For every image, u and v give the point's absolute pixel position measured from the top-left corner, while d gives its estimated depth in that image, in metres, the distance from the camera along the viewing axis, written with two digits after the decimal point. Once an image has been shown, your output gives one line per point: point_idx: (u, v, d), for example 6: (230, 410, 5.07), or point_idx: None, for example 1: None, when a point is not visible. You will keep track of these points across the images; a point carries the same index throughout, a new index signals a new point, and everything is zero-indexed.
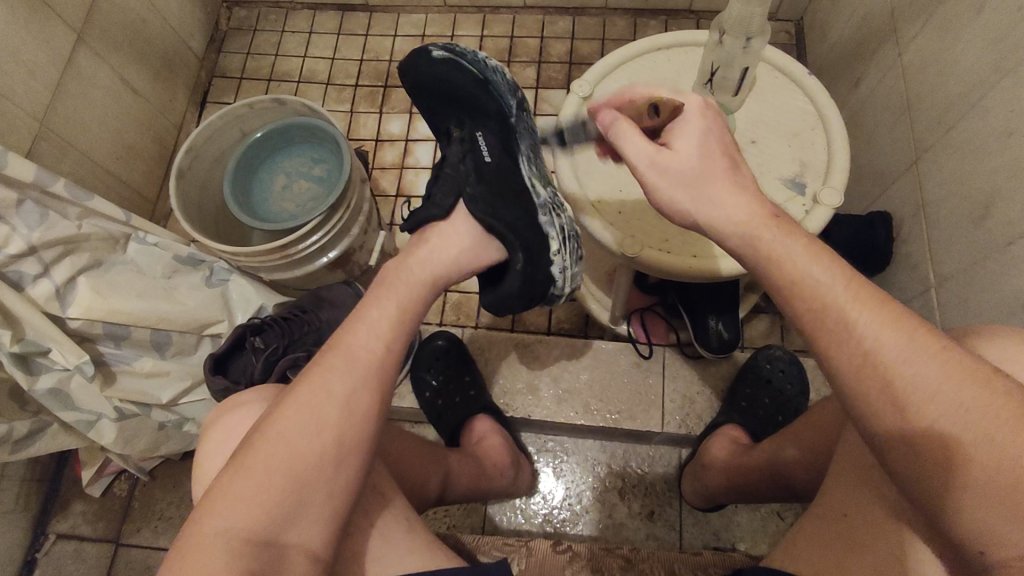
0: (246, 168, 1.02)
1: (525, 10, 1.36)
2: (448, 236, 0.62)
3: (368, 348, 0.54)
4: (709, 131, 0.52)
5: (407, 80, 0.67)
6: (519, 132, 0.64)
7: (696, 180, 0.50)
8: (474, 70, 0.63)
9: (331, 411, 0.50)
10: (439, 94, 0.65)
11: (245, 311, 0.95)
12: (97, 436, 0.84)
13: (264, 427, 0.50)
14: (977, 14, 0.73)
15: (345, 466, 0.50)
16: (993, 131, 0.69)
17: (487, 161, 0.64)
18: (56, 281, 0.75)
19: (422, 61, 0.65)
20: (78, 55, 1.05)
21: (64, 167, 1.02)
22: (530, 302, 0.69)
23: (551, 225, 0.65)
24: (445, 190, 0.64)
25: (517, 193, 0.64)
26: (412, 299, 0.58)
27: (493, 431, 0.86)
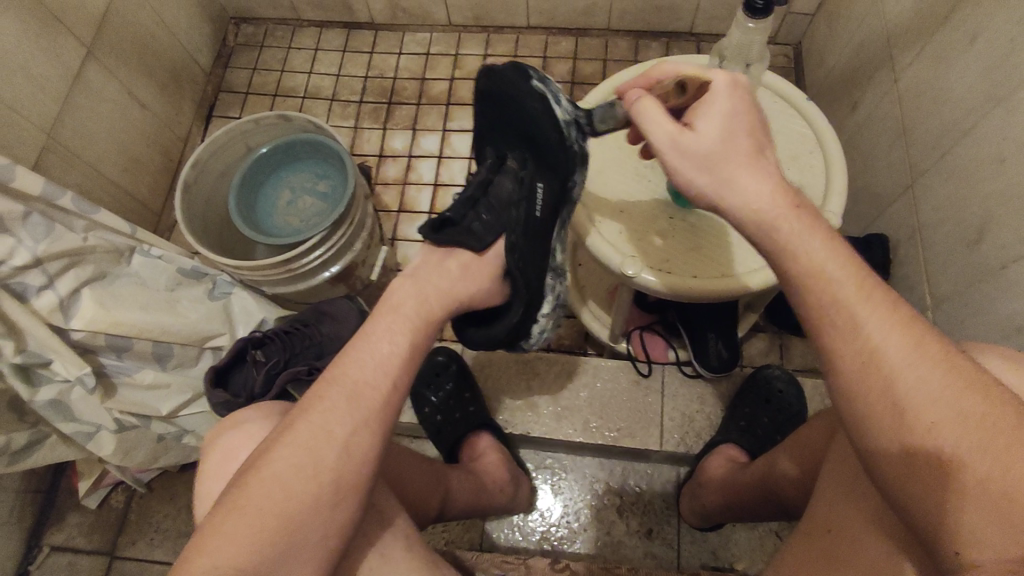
0: (253, 183, 1.03)
1: (528, 30, 1.38)
2: (473, 272, 0.63)
3: (369, 384, 0.53)
4: (736, 111, 0.50)
5: (494, 85, 0.63)
6: (572, 204, 0.65)
7: (713, 164, 0.49)
8: (563, 122, 0.60)
9: (329, 450, 0.50)
10: (516, 118, 0.63)
11: (246, 325, 0.96)
12: (96, 448, 0.84)
13: (262, 460, 0.50)
14: (970, 43, 0.75)
15: (338, 509, 0.50)
16: (989, 156, 0.70)
17: (537, 217, 0.63)
18: (60, 292, 0.75)
19: (521, 81, 0.60)
20: (88, 70, 1.06)
21: (69, 179, 1.03)
22: (502, 346, 0.71)
23: (551, 289, 0.69)
24: (489, 226, 0.64)
25: (542, 256, 0.66)
26: (418, 336, 0.57)
27: (493, 447, 0.87)
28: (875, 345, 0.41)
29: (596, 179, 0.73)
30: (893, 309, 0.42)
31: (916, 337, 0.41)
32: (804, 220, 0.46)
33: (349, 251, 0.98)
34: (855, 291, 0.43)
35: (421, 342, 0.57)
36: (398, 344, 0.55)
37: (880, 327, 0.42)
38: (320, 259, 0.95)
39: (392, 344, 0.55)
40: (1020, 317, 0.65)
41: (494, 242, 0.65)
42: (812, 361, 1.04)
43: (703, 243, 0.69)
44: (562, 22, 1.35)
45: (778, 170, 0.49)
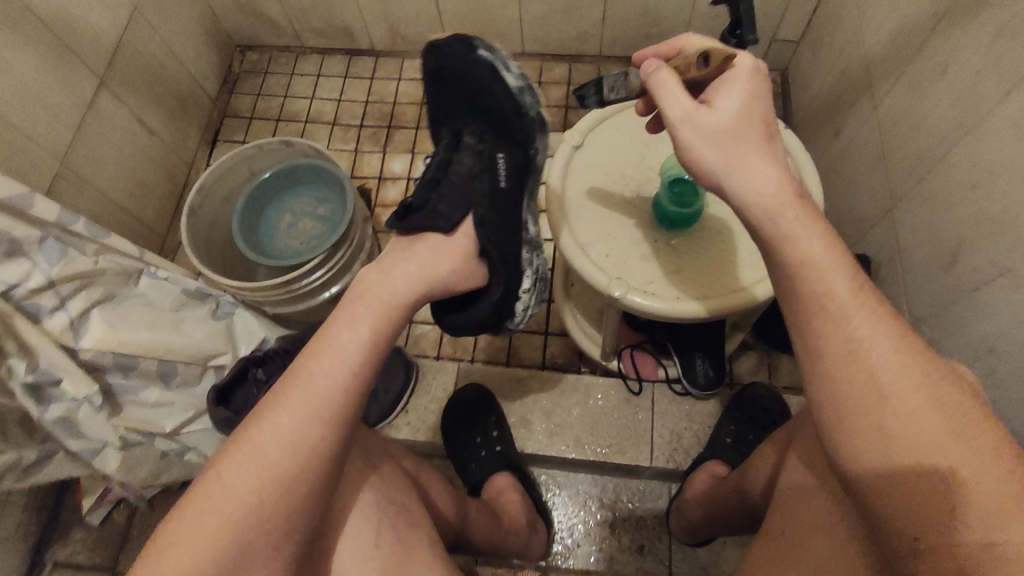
0: (255, 207, 1.07)
1: (524, 57, 1.43)
2: (441, 251, 0.65)
3: (321, 382, 0.54)
4: (753, 94, 0.53)
5: (444, 67, 0.73)
6: (531, 171, 0.74)
7: (727, 137, 0.52)
8: (512, 88, 0.70)
9: (281, 446, 0.52)
10: (469, 90, 0.72)
11: (247, 344, 1.00)
12: (102, 463, 0.84)
13: (221, 460, 0.52)
14: (940, 74, 0.78)
15: (291, 503, 0.52)
16: (959, 182, 0.74)
17: (502, 184, 0.70)
18: (71, 313, 0.78)
19: (469, 55, 0.71)
20: (100, 98, 1.11)
21: (79, 203, 1.07)
22: (485, 330, 0.74)
23: (528, 263, 0.74)
24: (453, 203, 0.68)
25: (512, 225, 0.71)
26: (378, 330, 0.58)
27: (511, 487, 0.89)
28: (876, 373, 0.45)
29: (583, 205, 0.76)
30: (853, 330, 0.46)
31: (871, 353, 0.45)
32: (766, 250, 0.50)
33: (347, 273, 1.02)
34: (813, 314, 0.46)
35: (381, 338, 0.58)
36: (355, 340, 0.56)
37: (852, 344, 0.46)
38: (320, 280, 0.98)
39: (349, 340, 0.56)
40: (992, 336, 0.68)
41: (461, 223, 0.68)
42: (800, 378, 1.06)
43: (685, 265, 0.72)
44: (556, 49, 1.39)
45: (785, 159, 0.53)
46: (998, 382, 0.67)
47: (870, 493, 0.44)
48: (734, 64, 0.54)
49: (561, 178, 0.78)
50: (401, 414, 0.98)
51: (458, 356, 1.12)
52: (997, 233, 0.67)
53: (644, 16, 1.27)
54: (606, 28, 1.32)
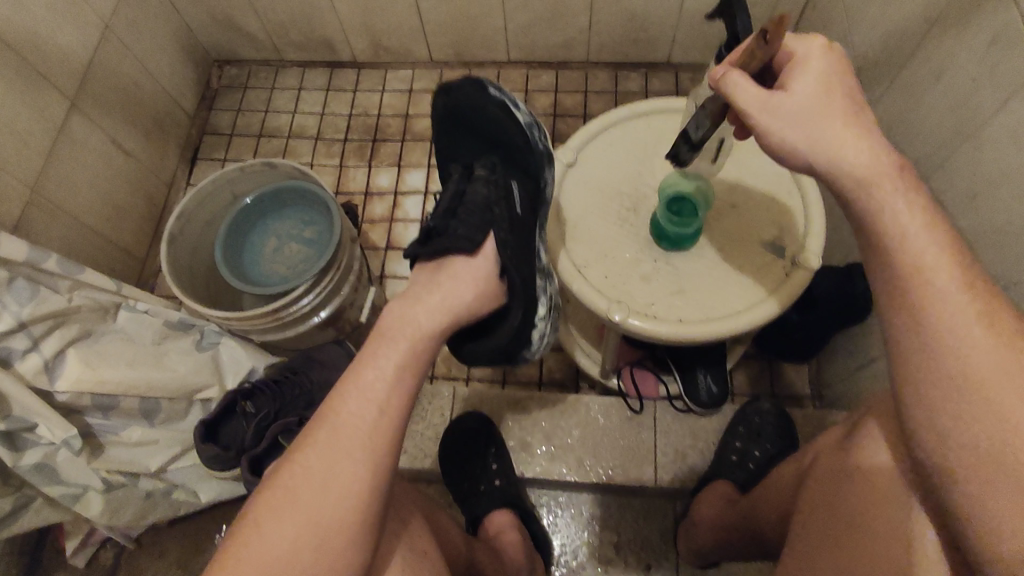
0: (239, 233, 1.03)
1: (510, 65, 1.40)
2: (463, 274, 0.61)
3: (354, 420, 0.54)
4: (828, 72, 0.53)
5: (455, 105, 0.71)
6: (543, 202, 0.71)
7: (806, 120, 0.51)
8: (523, 122, 0.68)
9: (319, 488, 0.52)
10: (482, 128, 0.70)
11: (235, 375, 0.96)
12: (83, 509, 0.82)
13: (261, 506, 0.53)
14: (935, 82, 0.76)
15: (331, 545, 0.52)
16: (959, 191, 0.71)
17: (518, 212, 0.67)
18: (45, 354, 0.75)
19: (479, 93, 0.69)
20: (71, 121, 1.06)
21: (54, 232, 1.03)
22: (499, 360, 0.70)
23: (543, 290, 0.69)
24: (475, 225, 0.64)
25: (530, 249, 0.67)
26: (407, 364, 0.57)
27: (512, 524, 0.86)
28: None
29: (581, 225, 0.74)
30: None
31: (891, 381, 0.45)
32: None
33: (337, 296, 0.99)
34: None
35: (410, 370, 0.57)
36: (383, 375, 0.56)
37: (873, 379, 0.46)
38: (309, 305, 0.95)
39: (376, 375, 0.56)
40: None
41: (483, 242, 0.64)
42: (802, 387, 1.04)
43: (688, 285, 0.70)
44: (542, 56, 1.37)
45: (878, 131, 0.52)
46: None
47: None
48: (802, 46, 0.54)
49: (555, 197, 0.75)
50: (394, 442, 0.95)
51: (453, 375, 1.10)
52: (1001, 243, 0.65)
53: (631, 22, 1.25)
54: (593, 34, 1.29)
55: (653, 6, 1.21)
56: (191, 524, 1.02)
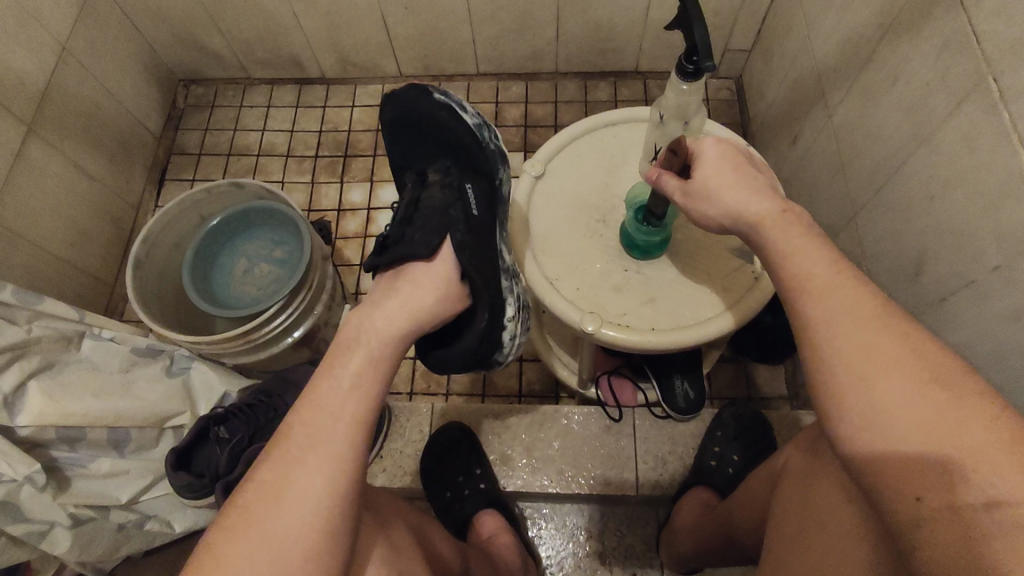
0: (207, 255, 1.02)
1: (479, 77, 1.40)
2: (420, 281, 0.62)
3: (310, 430, 0.53)
4: (723, 152, 0.58)
5: (399, 110, 0.71)
6: (502, 199, 0.69)
7: (707, 195, 0.57)
8: (470, 123, 0.67)
9: (274, 501, 0.51)
10: (428, 130, 0.70)
11: (207, 401, 0.94)
12: (50, 547, 0.79)
13: (216, 524, 0.52)
14: (891, 85, 0.78)
15: (287, 561, 0.50)
16: (918, 193, 0.73)
17: (475, 212, 0.66)
18: (4, 388, 0.72)
19: (422, 96, 0.69)
20: (28, 146, 1.04)
21: (13, 260, 1.00)
22: (473, 366, 0.69)
23: (510, 291, 0.67)
24: (429, 231, 0.65)
25: (491, 250, 0.66)
26: (365, 371, 0.56)
27: (502, 528, 0.87)
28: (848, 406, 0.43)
29: (550, 237, 0.74)
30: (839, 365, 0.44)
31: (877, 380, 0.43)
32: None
33: (310, 315, 0.98)
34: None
35: (369, 377, 0.56)
36: (339, 383, 0.55)
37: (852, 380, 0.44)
38: (281, 326, 0.94)
39: (333, 384, 0.55)
40: (962, 347, 0.67)
41: (441, 246, 0.64)
42: (777, 388, 1.05)
43: (659, 293, 0.70)
44: (511, 68, 1.37)
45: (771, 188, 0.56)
46: None
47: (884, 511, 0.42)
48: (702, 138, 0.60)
49: (524, 209, 0.75)
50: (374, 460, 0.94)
51: (432, 390, 1.09)
52: (958, 243, 0.66)
53: (597, 32, 1.26)
54: (560, 45, 1.30)
55: (617, 17, 1.22)
56: (167, 555, 0.99)
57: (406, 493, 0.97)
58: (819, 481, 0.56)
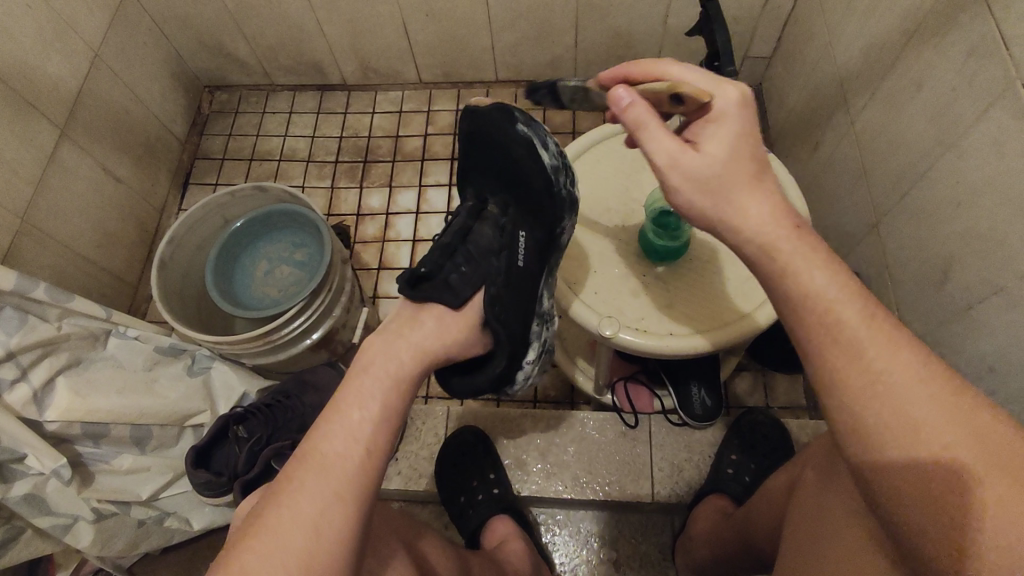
0: (228, 256, 1.04)
1: (498, 84, 1.41)
2: (448, 324, 0.61)
3: (344, 461, 0.50)
4: (740, 132, 0.51)
5: (480, 129, 0.66)
6: (557, 251, 0.67)
7: (717, 189, 0.50)
8: (550, 167, 0.64)
9: (313, 535, 0.47)
10: (501, 162, 0.66)
11: (227, 399, 0.95)
12: (74, 540, 0.79)
13: (244, 557, 0.47)
14: (915, 91, 0.77)
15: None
16: (945, 200, 0.72)
17: (519, 263, 0.64)
18: (34, 383, 0.74)
19: (507, 124, 0.64)
20: (61, 150, 1.07)
21: (44, 259, 1.03)
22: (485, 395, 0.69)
23: (537, 336, 0.68)
24: (467, 277, 0.63)
25: (528, 302, 0.65)
26: (392, 399, 0.54)
27: (513, 534, 0.86)
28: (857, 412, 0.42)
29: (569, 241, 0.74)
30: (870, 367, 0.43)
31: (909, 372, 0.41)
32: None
33: (328, 317, 0.99)
34: (836, 349, 0.43)
35: (395, 408, 0.54)
36: (371, 412, 0.53)
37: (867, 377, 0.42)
38: (301, 327, 0.95)
39: (363, 414, 0.52)
40: (990, 355, 0.65)
41: (471, 296, 0.63)
42: (796, 398, 1.04)
43: (676, 300, 0.70)
44: (530, 75, 1.38)
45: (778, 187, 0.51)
46: (1002, 404, 0.63)
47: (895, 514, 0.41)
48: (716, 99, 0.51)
49: None
50: (392, 463, 0.95)
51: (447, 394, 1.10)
52: (987, 249, 0.65)
53: (616, 40, 1.27)
54: (579, 52, 1.31)
55: (636, 24, 1.22)
56: (185, 552, 1.00)
57: (420, 496, 0.97)
58: (833, 488, 0.55)
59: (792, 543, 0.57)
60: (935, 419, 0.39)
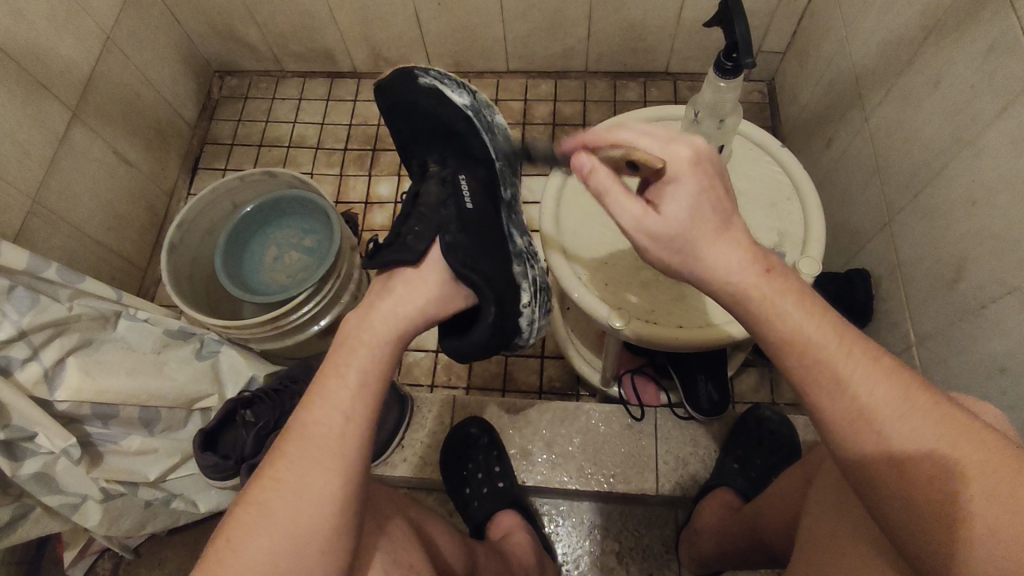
0: (239, 240, 1.04)
1: (509, 74, 1.40)
2: (415, 283, 0.58)
3: (323, 428, 0.50)
4: (703, 186, 0.48)
5: (392, 102, 0.68)
6: (501, 185, 0.68)
7: (687, 246, 0.48)
8: (466, 111, 0.66)
9: (295, 500, 0.48)
10: (420, 122, 0.67)
11: (235, 383, 0.96)
12: (83, 519, 0.81)
13: (235, 522, 0.49)
14: (933, 88, 0.77)
15: (311, 557, 0.48)
16: (959, 198, 0.71)
17: (468, 206, 0.64)
18: (45, 363, 0.74)
19: (413, 85, 0.67)
20: (73, 131, 1.07)
21: (55, 240, 1.03)
22: (493, 351, 0.67)
23: (523, 275, 0.67)
24: (423, 234, 0.61)
25: (494, 241, 0.64)
26: (373, 365, 0.53)
27: (519, 526, 0.86)
28: (870, 405, 0.42)
29: (579, 234, 0.74)
30: (875, 358, 0.43)
31: (907, 379, 0.42)
32: (770, 292, 0.46)
33: (337, 305, 0.99)
34: (837, 342, 0.44)
35: (374, 372, 0.53)
36: (349, 381, 0.52)
37: (868, 375, 0.43)
38: (309, 314, 0.95)
39: (341, 383, 0.52)
40: (1000, 355, 0.65)
41: (430, 250, 0.61)
42: None
43: (686, 291, 0.70)
44: (541, 65, 1.37)
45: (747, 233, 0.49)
46: (1011, 402, 0.63)
47: (893, 513, 0.41)
48: (675, 156, 0.49)
49: (555, 205, 0.76)
50: (398, 450, 0.95)
51: (453, 383, 1.11)
52: (1000, 249, 0.65)
53: (628, 32, 1.26)
54: (591, 43, 1.30)
55: (650, 16, 1.21)
56: (191, 535, 1.01)
57: (425, 484, 0.98)
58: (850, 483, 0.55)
59: (806, 541, 0.57)
60: (931, 431, 0.40)
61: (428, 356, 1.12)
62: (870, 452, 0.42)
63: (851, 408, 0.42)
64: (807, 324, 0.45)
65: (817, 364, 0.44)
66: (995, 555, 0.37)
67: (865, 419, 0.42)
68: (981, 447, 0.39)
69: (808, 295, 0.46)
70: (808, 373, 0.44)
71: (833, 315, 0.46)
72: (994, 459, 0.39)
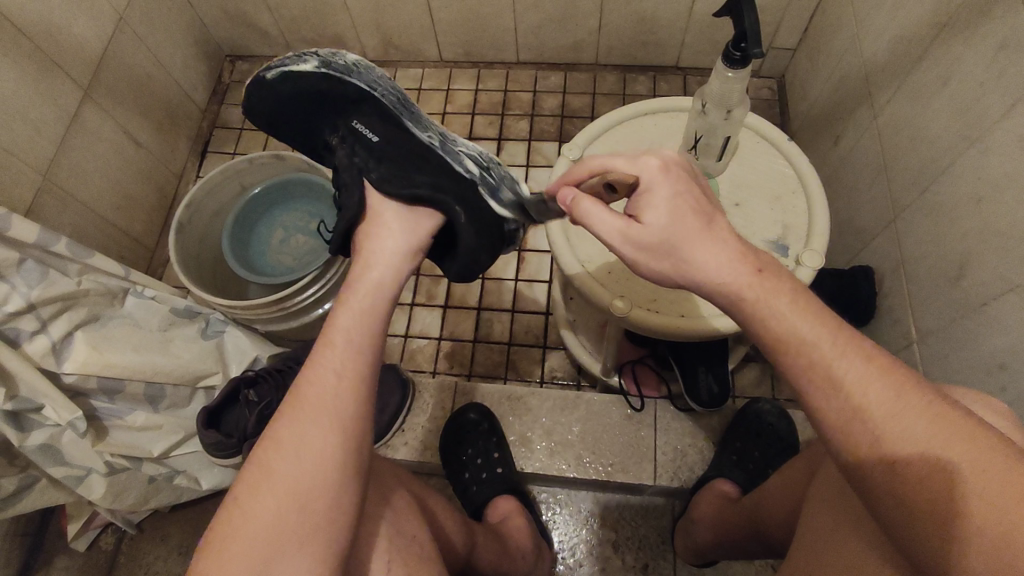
0: (245, 222, 1.05)
1: (518, 65, 1.40)
2: (367, 227, 0.59)
3: (318, 388, 0.50)
4: (677, 193, 0.50)
5: (266, 112, 0.69)
6: (393, 106, 0.65)
7: (672, 249, 0.49)
8: (321, 73, 0.66)
9: (292, 458, 0.48)
10: (297, 112, 0.67)
11: (239, 363, 0.97)
12: (87, 491, 0.82)
13: (237, 489, 0.48)
14: (943, 85, 0.76)
15: (314, 512, 0.47)
16: (965, 196, 0.71)
17: (375, 141, 0.63)
18: (53, 336, 0.75)
19: (264, 84, 0.68)
20: (84, 110, 1.08)
21: (65, 218, 1.04)
22: (495, 249, 0.64)
23: (468, 161, 0.63)
24: (350, 187, 0.61)
25: (419, 154, 0.62)
26: (362, 321, 0.52)
27: (517, 510, 0.87)
28: (862, 399, 0.42)
29: None
30: (871, 356, 0.44)
31: (903, 378, 0.43)
32: (775, 286, 0.47)
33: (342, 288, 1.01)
34: (833, 337, 0.44)
35: (365, 330, 0.52)
36: (338, 339, 0.51)
37: (865, 372, 0.43)
38: (314, 296, 0.97)
39: (330, 343, 0.51)
40: (1000, 352, 0.65)
41: (366, 198, 0.61)
42: None
43: None
44: (551, 57, 1.37)
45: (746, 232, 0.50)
46: (1011, 399, 0.63)
47: (888, 506, 0.41)
48: (643, 164, 0.52)
49: None
50: (399, 433, 0.96)
51: (454, 371, 1.12)
52: (1004, 246, 0.65)
53: (639, 25, 1.26)
54: (602, 36, 1.30)
55: (661, 9, 1.21)
56: (193, 512, 1.03)
57: (425, 468, 0.99)
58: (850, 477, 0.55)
59: (806, 533, 0.57)
60: (924, 429, 0.40)
61: (431, 343, 1.13)
62: (862, 445, 0.42)
63: (845, 402, 0.43)
64: (803, 320, 0.45)
65: (813, 363, 0.44)
66: (985, 547, 0.36)
67: (860, 415, 0.42)
68: (978, 441, 0.39)
69: (804, 289, 0.47)
70: (805, 368, 0.44)
71: (827, 310, 0.46)
72: (994, 455, 0.38)
